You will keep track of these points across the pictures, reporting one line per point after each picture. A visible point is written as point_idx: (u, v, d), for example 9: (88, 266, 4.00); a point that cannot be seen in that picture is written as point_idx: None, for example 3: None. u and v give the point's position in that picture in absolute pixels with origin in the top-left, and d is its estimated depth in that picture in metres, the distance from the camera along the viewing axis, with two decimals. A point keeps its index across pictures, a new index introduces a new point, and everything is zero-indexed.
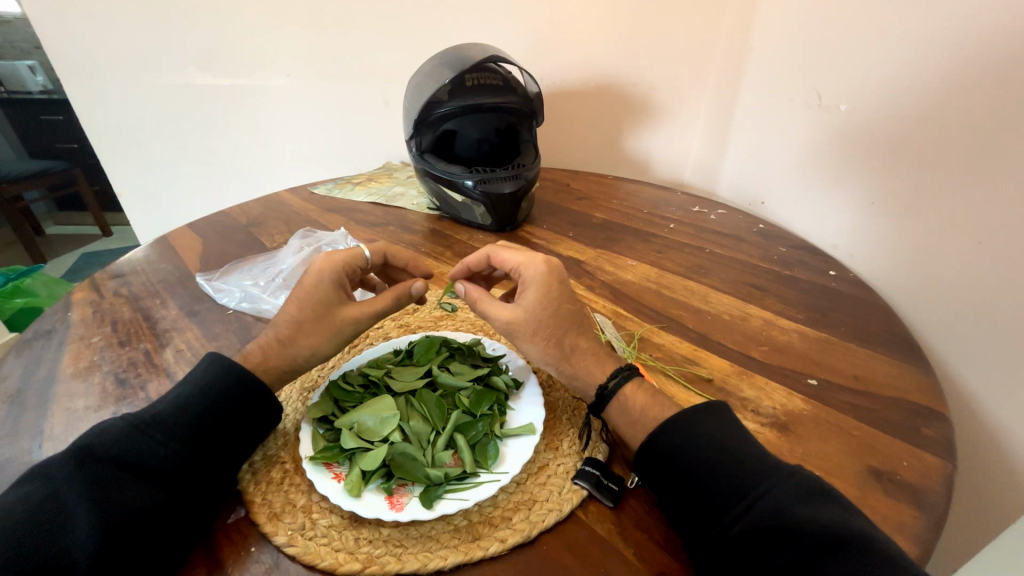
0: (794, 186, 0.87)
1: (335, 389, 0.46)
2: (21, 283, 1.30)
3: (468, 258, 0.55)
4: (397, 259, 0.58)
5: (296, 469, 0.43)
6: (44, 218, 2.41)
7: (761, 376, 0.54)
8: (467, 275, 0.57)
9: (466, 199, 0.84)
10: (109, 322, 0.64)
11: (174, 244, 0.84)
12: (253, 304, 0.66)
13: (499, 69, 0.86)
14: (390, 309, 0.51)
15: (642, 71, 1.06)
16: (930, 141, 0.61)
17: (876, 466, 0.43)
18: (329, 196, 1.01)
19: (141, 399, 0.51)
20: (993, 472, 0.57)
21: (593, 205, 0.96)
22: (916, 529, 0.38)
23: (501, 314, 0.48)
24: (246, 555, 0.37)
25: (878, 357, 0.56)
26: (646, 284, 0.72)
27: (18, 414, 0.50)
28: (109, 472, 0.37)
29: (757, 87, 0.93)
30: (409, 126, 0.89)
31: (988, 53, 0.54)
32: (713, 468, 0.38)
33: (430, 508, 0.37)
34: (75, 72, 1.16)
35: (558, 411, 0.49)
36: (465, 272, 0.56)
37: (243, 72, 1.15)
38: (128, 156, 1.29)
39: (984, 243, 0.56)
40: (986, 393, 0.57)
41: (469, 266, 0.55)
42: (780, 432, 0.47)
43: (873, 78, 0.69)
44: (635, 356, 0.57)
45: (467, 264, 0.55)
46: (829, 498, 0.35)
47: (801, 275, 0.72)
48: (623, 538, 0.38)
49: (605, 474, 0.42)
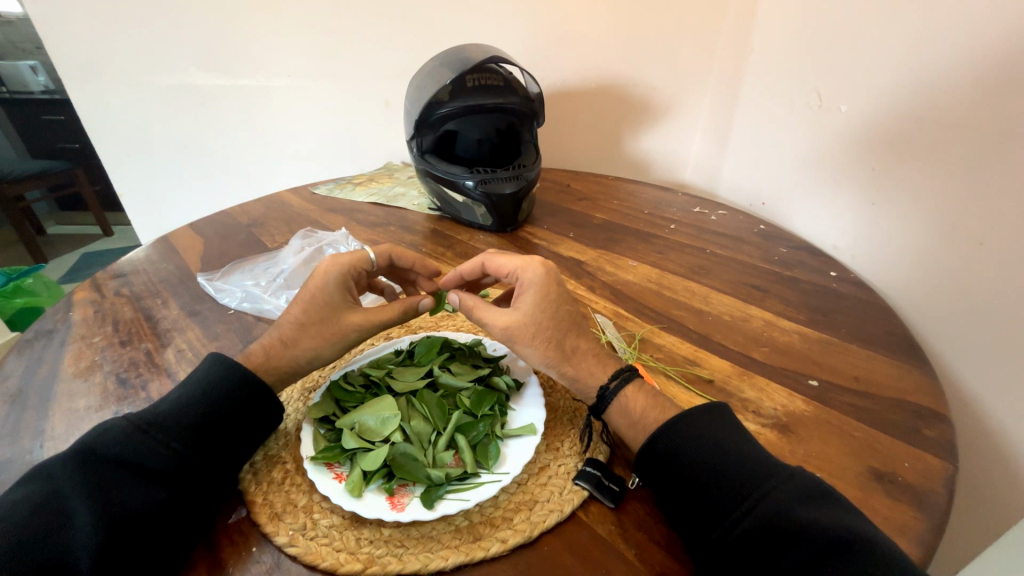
0: (793, 186, 0.88)
1: (335, 389, 0.46)
2: (22, 283, 1.30)
3: (463, 267, 0.56)
4: (402, 262, 0.58)
5: (297, 469, 0.43)
6: (45, 218, 2.41)
7: (763, 378, 0.54)
8: (461, 283, 0.58)
9: (467, 199, 0.84)
10: (110, 322, 0.64)
11: (174, 244, 0.84)
12: (254, 304, 0.66)
13: (500, 70, 0.86)
14: (393, 313, 0.51)
15: (643, 72, 1.06)
16: (930, 143, 0.62)
17: (877, 467, 0.43)
18: (330, 196, 1.02)
19: (143, 399, 0.51)
20: (994, 473, 0.57)
21: (594, 206, 0.97)
22: (917, 531, 0.38)
23: (499, 319, 0.48)
24: (246, 555, 0.37)
25: (880, 358, 0.56)
26: (646, 284, 0.72)
27: (19, 414, 0.50)
28: (112, 472, 0.37)
29: (759, 87, 0.93)
30: (409, 126, 0.89)
31: (988, 54, 0.55)
32: (714, 470, 0.38)
33: (431, 509, 0.37)
34: (74, 71, 1.15)
35: (559, 413, 0.49)
36: (458, 279, 0.57)
37: (245, 72, 1.15)
38: (130, 157, 1.29)
39: (983, 243, 0.56)
40: (987, 393, 0.56)
41: (465, 274, 0.56)
42: (781, 433, 0.47)
43: (874, 79, 0.69)
44: (636, 357, 0.57)
45: (462, 272, 0.56)
46: (829, 500, 0.35)
47: (802, 276, 0.72)
48: (624, 539, 0.38)
49: (606, 474, 0.42)
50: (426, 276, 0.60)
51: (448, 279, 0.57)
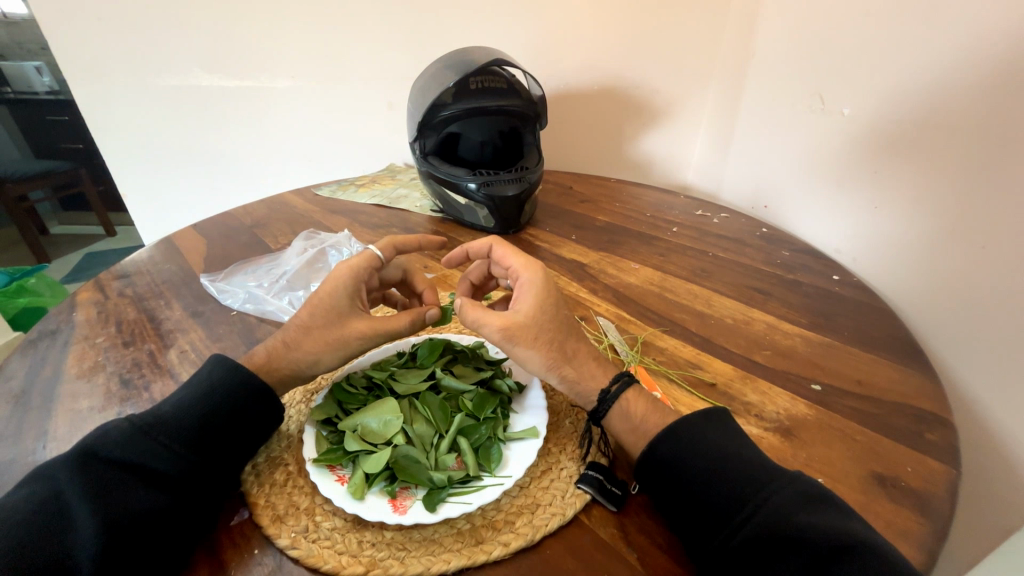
0: (795, 187, 0.88)
1: (338, 391, 0.46)
2: (26, 283, 1.30)
3: (467, 246, 0.57)
4: (406, 251, 0.59)
5: (299, 471, 0.43)
6: (49, 218, 2.42)
7: (765, 381, 0.54)
8: (463, 260, 0.59)
9: (469, 201, 0.84)
10: (114, 322, 0.64)
11: (178, 245, 0.84)
12: (256, 305, 0.66)
13: (503, 73, 0.87)
14: (401, 331, 0.50)
15: (645, 75, 1.06)
16: (931, 146, 0.62)
17: (880, 471, 0.43)
18: (333, 197, 1.02)
19: (145, 399, 0.52)
20: (997, 479, 0.56)
21: (596, 208, 0.97)
22: (920, 537, 0.37)
23: (496, 322, 0.47)
24: (248, 557, 0.37)
25: (882, 361, 0.56)
26: (649, 287, 0.72)
27: (22, 414, 0.50)
28: (114, 473, 0.38)
29: (761, 91, 0.94)
30: (411, 127, 0.89)
31: (991, 58, 0.55)
32: (716, 475, 0.38)
33: (432, 512, 0.37)
34: (77, 72, 1.15)
35: (560, 416, 0.49)
36: (462, 257, 0.59)
37: (248, 74, 1.15)
38: (133, 158, 1.30)
39: (986, 247, 0.56)
40: (990, 397, 0.56)
41: (468, 253, 0.57)
42: (783, 437, 0.47)
43: (876, 82, 0.70)
44: (638, 360, 0.57)
45: (467, 250, 0.57)
46: (832, 507, 0.35)
47: (805, 280, 0.72)
48: (627, 543, 0.38)
49: (608, 478, 0.42)
50: (432, 246, 0.61)
51: (450, 259, 0.59)
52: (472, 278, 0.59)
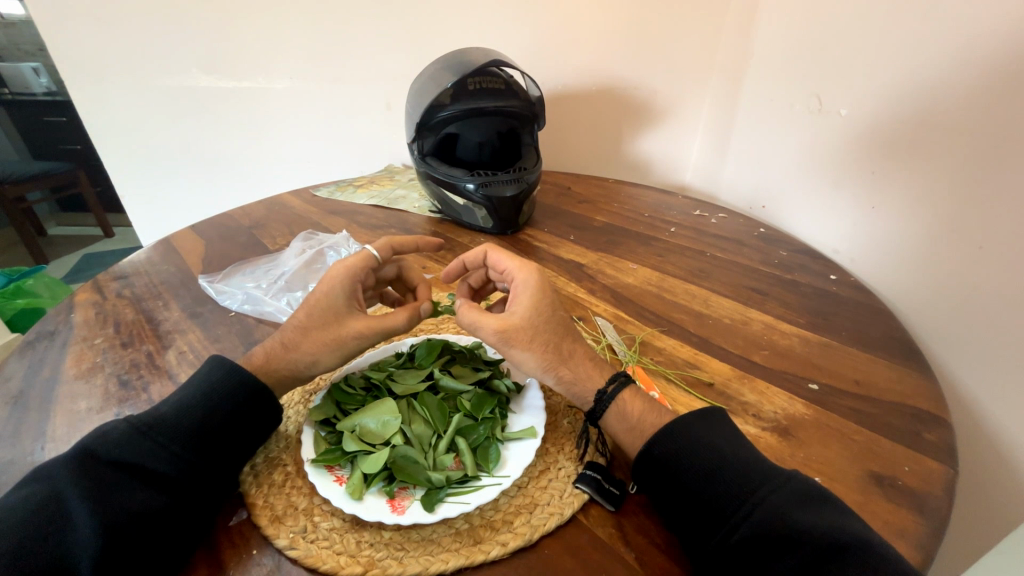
0: (793, 187, 0.88)
1: (336, 392, 0.46)
2: (23, 284, 1.30)
3: (465, 255, 0.57)
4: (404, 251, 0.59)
5: (298, 471, 0.43)
6: (47, 219, 2.42)
7: (763, 381, 0.54)
8: (462, 272, 0.59)
9: (467, 201, 0.84)
10: (112, 323, 0.64)
11: (176, 245, 0.84)
12: (254, 306, 0.67)
13: (501, 73, 0.87)
14: (398, 330, 0.50)
15: (642, 76, 1.06)
16: (930, 147, 0.62)
17: (877, 471, 0.43)
18: (331, 198, 1.02)
19: (144, 400, 0.52)
20: (995, 478, 0.56)
21: (594, 208, 0.97)
22: (917, 535, 0.38)
23: (493, 323, 0.47)
24: (247, 557, 0.37)
25: (880, 361, 0.56)
26: (647, 287, 0.72)
27: (21, 415, 0.50)
28: (114, 474, 0.38)
29: (759, 92, 0.94)
30: (410, 128, 0.89)
31: (988, 59, 0.55)
32: (713, 474, 0.38)
33: (431, 512, 0.37)
34: (75, 74, 1.16)
35: (558, 416, 0.49)
36: (461, 268, 0.58)
37: (246, 76, 1.15)
38: (131, 159, 1.30)
39: (984, 247, 0.56)
40: (988, 396, 0.56)
41: (465, 261, 0.57)
42: (781, 436, 0.47)
43: (873, 83, 0.70)
44: (636, 360, 0.57)
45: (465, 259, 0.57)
46: (829, 505, 0.35)
47: (802, 279, 0.72)
48: (625, 543, 0.38)
49: (606, 477, 0.42)
50: (430, 249, 0.61)
51: (448, 269, 0.59)
52: (469, 284, 0.59)
